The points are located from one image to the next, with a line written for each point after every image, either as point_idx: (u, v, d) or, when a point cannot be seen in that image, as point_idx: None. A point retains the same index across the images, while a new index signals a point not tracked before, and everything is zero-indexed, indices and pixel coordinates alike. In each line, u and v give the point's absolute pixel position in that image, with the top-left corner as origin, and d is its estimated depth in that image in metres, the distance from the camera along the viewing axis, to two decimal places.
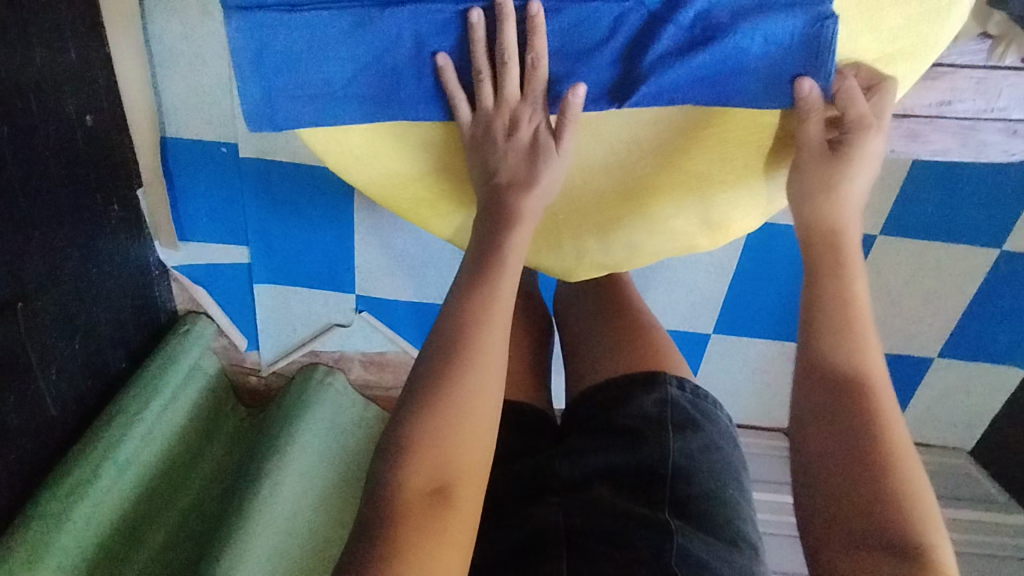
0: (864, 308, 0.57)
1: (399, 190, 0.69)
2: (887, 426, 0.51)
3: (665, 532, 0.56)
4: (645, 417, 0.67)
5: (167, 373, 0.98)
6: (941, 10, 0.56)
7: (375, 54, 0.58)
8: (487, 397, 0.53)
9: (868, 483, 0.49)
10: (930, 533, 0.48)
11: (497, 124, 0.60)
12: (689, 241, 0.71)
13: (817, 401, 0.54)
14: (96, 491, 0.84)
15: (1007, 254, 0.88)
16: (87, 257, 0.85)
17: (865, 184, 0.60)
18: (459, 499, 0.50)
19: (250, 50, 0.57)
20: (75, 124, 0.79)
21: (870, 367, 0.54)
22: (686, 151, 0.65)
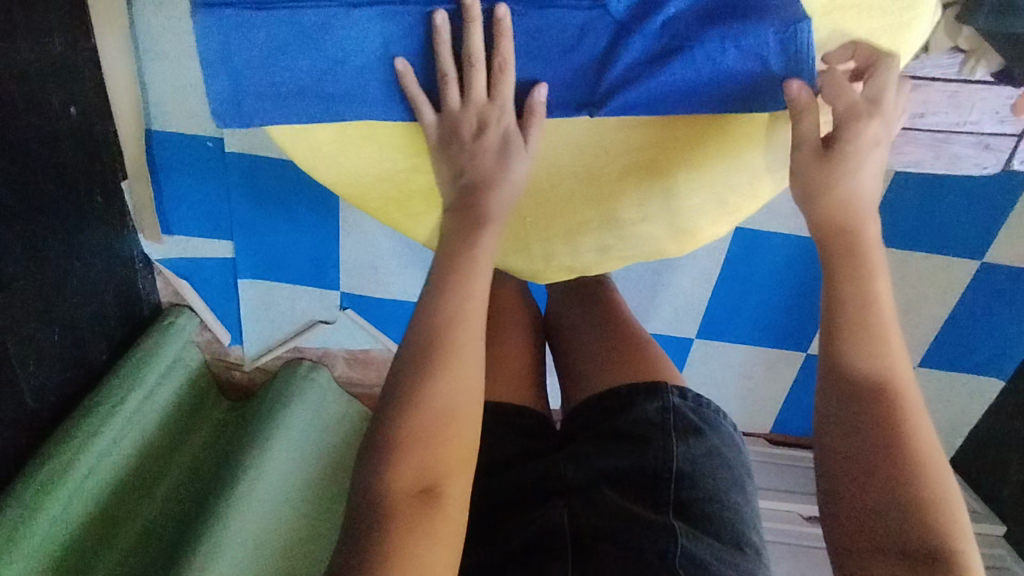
0: (885, 313, 0.56)
1: (365, 190, 0.64)
2: (911, 433, 0.51)
3: (672, 535, 0.55)
4: (649, 422, 0.64)
5: (146, 368, 0.95)
6: (902, 24, 0.56)
7: (338, 56, 0.55)
8: (467, 393, 0.52)
9: (892, 490, 0.49)
10: (955, 536, 0.48)
11: (463, 125, 0.57)
12: (658, 247, 0.69)
13: (839, 406, 0.54)
14: (67, 488, 0.80)
15: (985, 267, 0.94)
16: (68, 248, 0.82)
17: (875, 186, 0.58)
18: (445, 489, 0.49)
19: (215, 49, 0.54)
20: (59, 116, 0.77)
21: (891, 371, 0.54)
22: (662, 158, 0.63)
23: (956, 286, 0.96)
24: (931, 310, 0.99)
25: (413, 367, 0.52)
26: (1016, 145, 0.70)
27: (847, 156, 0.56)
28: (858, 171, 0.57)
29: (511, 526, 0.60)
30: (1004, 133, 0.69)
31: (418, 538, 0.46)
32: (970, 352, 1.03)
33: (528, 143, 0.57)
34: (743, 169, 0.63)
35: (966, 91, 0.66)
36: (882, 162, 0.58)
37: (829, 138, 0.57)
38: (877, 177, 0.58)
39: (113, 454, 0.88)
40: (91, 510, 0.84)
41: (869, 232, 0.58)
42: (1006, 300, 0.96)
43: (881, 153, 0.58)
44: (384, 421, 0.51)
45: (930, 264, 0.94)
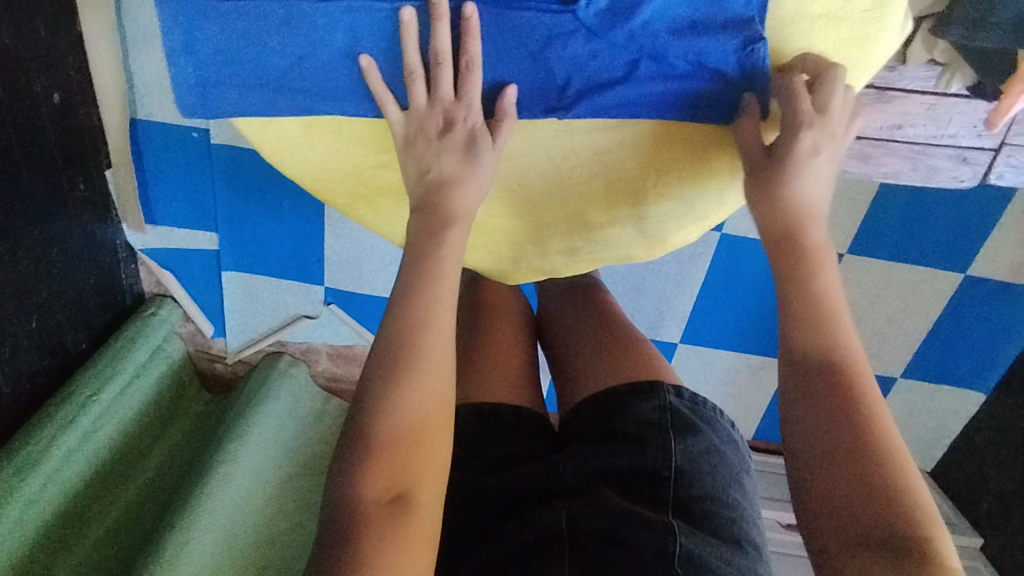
0: (838, 309, 0.54)
1: (329, 184, 0.64)
2: (880, 418, 0.50)
3: (669, 534, 0.53)
4: (645, 423, 0.62)
5: (126, 357, 0.95)
6: (869, 37, 0.57)
7: (301, 51, 0.55)
8: (437, 398, 0.51)
9: (869, 478, 0.47)
10: (926, 525, 0.45)
11: (428, 125, 0.56)
12: (625, 251, 0.69)
13: (810, 394, 0.51)
14: (41, 474, 0.80)
15: (968, 279, 0.94)
16: (47, 235, 0.81)
17: (823, 191, 0.56)
18: (418, 493, 0.48)
19: (178, 36, 0.54)
20: (40, 101, 0.76)
21: (847, 362, 0.52)
22: (631, 164, 0.63)
23: (937, 297, 0.96)
24: (912, 321, 0.99)
25: (381, 377, 0.51)
26: (993, 159, 0.70)
27: (790, 166, 0.55)
28: (801, 177, 0.55)
29: (508, 531, 0.57)
30: (981, 147, 0.69)
31: (390, 547, 0.45)
32: (951, 363, 1.03)
33: (494, 143, 0.57)
34: (713, 176, 0.64)
35: (942, 104, 0.66)
36: (833, 166, 0.56)
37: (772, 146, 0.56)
38: (827, 177, 0.56)
39: (89, 443, 0.88)
40: (66, 497, 0.84)
41: (818, 236, 0.56)
42: (988, 312, 0.96)
43: (828, 161, 0.56)
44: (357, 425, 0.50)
45: (912, 275, 0.94)
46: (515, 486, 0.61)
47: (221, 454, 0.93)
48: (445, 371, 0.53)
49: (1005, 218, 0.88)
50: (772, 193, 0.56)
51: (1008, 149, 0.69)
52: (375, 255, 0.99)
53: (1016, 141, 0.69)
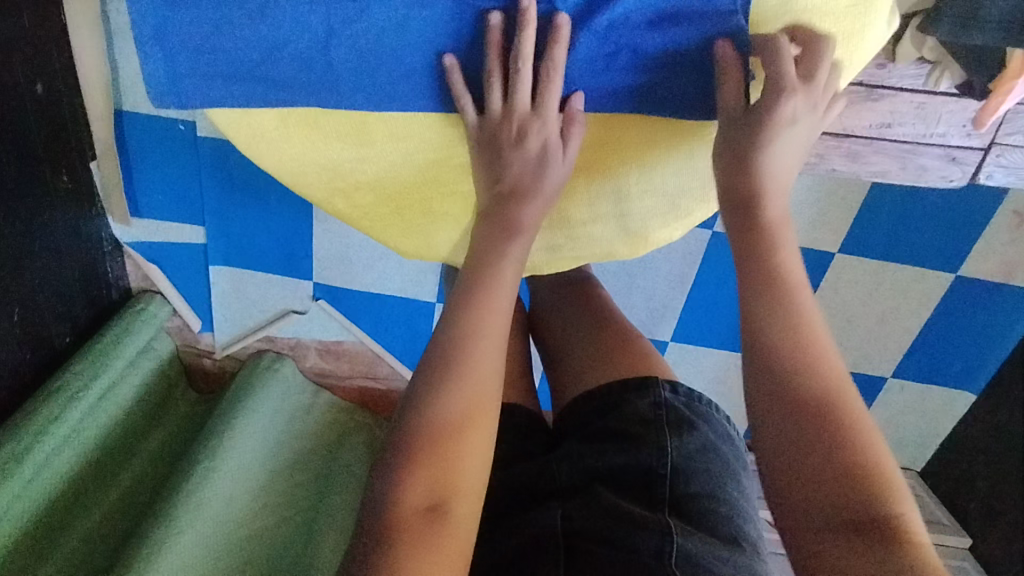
0: (795, 284, 0.52)
1: (303, 177, 0.63)
2: (842, 395, 0.47)
3: (666, 533, 0.51)
4: (639, 420, 0.60)
5: (115, 352, 0.94)
6: (854, 34, 0.56)
7: (275, 37, 0.54)
8: (480, 399, 0.50)
9: (834, 460, 0.45)
10: (895, 502, 0.44)
11: (503, 132, 0.56)
12: (608, 248, 0.68)
13: (770, 373, 0.49)
14: (27, 468, 0.80)
15: (960, 279, 0.93)
16: (30, 226, 0.79)
17: (788, 168, 0.57)
18: (455, 502, 0.46)
19: (152, 27, 0.53)
20: (24, 90, 0.74)
21: (808, 337, 0.50)
22: (615, 159, 0.63)
23: (928, 297, 0.96)
24: (903, 321, 0.99)
25: (430, 376, 0.50)
26: (982, 159, 0.70)
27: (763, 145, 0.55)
28: (773, 155, 0.55)
29: (505, 531, 0.57)
30: (970, 146, 0.69)
31: (420, 554, 0.43)
32: (941, 363, 1.02)
33: (564, 159, 0.57)
34: (696, 172, 0.64)
35: (931, 103, 0.66)
36: (802, 142, 0.57)
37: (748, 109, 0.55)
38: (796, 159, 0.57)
39: (77, 438, 0.88)
40: (52, 494, 0.84)
41: (775, 211, 0.55)
42: (979, 313, 0.96)
43: (799, 140, 0.56)
44: (398, 433, 0.48)
45: (902, 275, 0.94)
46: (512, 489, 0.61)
47: (208, 449, 0.92)
48: (495, 381, 0.51)
49: (996, 218, 0.87)
50: (744, 176, 0.55)
51: (999, 149, 0.68)
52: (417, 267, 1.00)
53: (1007, 141, 0.68)
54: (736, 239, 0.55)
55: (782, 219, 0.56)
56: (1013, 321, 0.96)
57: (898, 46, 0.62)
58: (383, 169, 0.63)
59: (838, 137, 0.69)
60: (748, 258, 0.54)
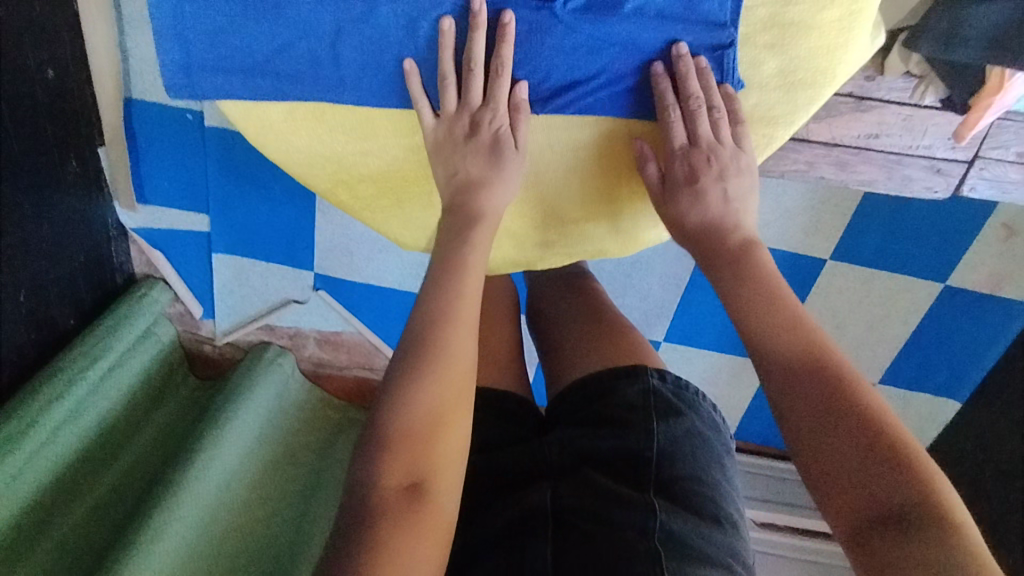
0: (798, 309, 0.53)
1: (310, 169, 0.65)
2: (883, 409, 0.47)
3: (650, 511, 0.53)
4: (628, 405, 0.62)
5: (116, 336, 0.96)
6: (836, 46, 0.57)
7: (284, 33, 0.56)
8: (464, 371, 0.52)
9: (887, 471, 0.44)
10: (933, 491, 0.43)
11: (457, 126, 0.58)
12: (598, 246, 0.70)
13: (804, 390, 0.49)
14: (30, 445, 0.82)
15: (947, 289, 0.95)
16: (37, 210, 0.81)
17: (739, 197, 0.59)
18: (443, 479, 0.49)
19: (169, 19, 0.55)
20: (35, 77, 0.76)
21: (835, 357, 0.50)
22: (610, 161, 0.64)
23: (916, 306, 0.98)
24: (890, 328, 1.01)
25: (404, 374, 0.51)
26: (966, 172, 0.71)
27: (689, 187, 0.58)
28: (705, 192, 0.58)
29: (496, 512, 0.58)
30: (954, 159, 0.70)
31: (409, 526, 0.46)
32: (928, 371, 1.04)
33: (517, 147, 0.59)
34: None
35: (918, 116, 0.68)
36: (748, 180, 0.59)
37: (692, 139, 0.58)
38: (745, 194, 0.59)
39: (75, 420, 0.89)
40: (53, 471, 0.86)
41: (736, 241, 0.57)
42: (965, 323, 0.98)
43: (736, 179, 0.58)
44: (385, 408, 0.50)
45: (891, 282, 0.96)
46: (496, 469, 0.63)
47: (206, 434, 0.94)
48: (469, 365, 0.53)
49: (986, 230, 0.89)
50: (683, 215, 0.59)
51: (982, 162, 0.70)
52: (406, 259, 1.01)
53: (990, 155, 0.70)
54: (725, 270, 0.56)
55: (746, 246, 0.57)
56: (1000, 333, 0.98)
57: (886, 58, 0.64)
58: (385, 164, 0.64)
59: (827, 146, 0.71)
60: (729, 290, 0.55)
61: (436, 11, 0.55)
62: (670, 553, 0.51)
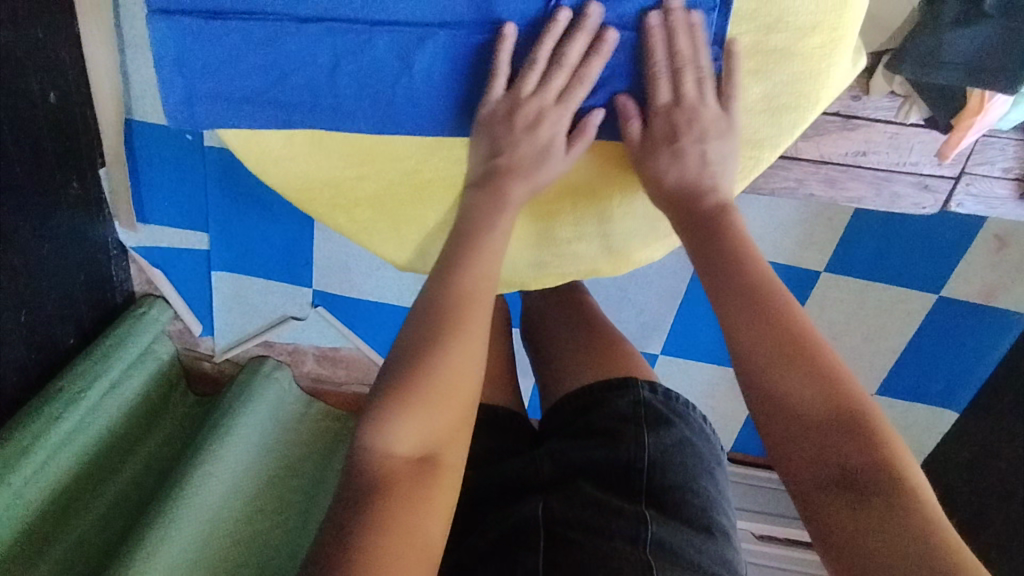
0: (769, 278, 0.54)
1: (308, 195, 0.66)
2: (847, 380, 0.48)
3: (640, 522, 0.53)
4: (619, 417, 0.63)
5: (116, 355, 0.96)
6: (822, 70, 0.58)
7: (281, 65, 0.57)
8: (473, 372, 0.52)
9: (846, 439, 0.46)
10: (886, 452, 0.45)
11: (520, 113, 0.58)
12: (591, 265, 0.70)
13: (773, 360, 0.49)
14: (29, 466, 0.82)
15: (941, 300, 0.96)
16: (38, 232, 0.82)
17: (719, 159, 0.59)
18: (449, 456, 0.50)
19: (170, 53, 0.56)
20: (37, 101, 0.77)
21: (804, 329, 0.51)
22: (603, 182, 0.66)
23: (910, 317, 0.99)
24: (885, 339, 1.01)
25: (393, 398, 0.49)
26: (953, 187, 0.72)
27: (669, 147, 0.59)
28: (685, 153, 0.59)
29: (489, 525, 0.58)
30: (941, 175, 0.71)
31: (411, 509, 0.46)
32: (923, 382, 1.05)
33: (567, 155, 0.60)
34: None
35: (904, 134, 0.69)
36: (729, 152, 0.59)
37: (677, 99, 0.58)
38: (727, 155, 0.59)
39: (75, 438, 0.90)
40: (51, 491, 0.86)
41: (710, 206, 0.59)
42: (959, 334, 0.99)
43: (715, 147, 0.59)
44: (379, 406, 0.49)
45: (884, 294, 0.97)
46: (488, 483, 0.63)
47: (204, 450, 0.95)
48: (468, 382, 0.52)
49: (978, 242, 0.90)
50: (661, 175, 0.60)
51: (968, 178, 0.71)
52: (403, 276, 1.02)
53: (977, 171, 0.71)
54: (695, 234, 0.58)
55: (721, 211, 0.58)
56: (994, 343, 0.99)
57: (870, 79, 0.65)
58: (383, 188, 0.65)
59: (816, 163, 0.72)
60: (701, 254, 0.57)
61: (430, 41, 0.57)
62: (660, 563, 0.51)
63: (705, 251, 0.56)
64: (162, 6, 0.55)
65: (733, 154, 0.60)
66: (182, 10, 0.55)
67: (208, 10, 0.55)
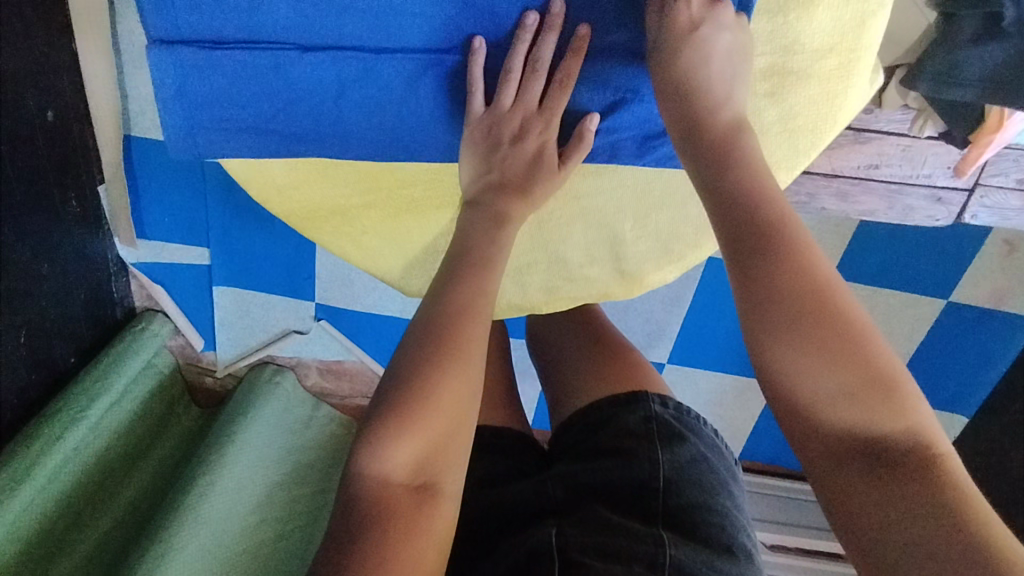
0: (782, 206, 0.48)
1: (315, 221, 0.66)
2: (868, 334, 0.44)
3: (659, 546, 0.52)
4: (630, 434, 0.62)
5: (117, 372, 0.95)
6: (838, 93, 0.58)
7: (287, 94, 0.56)
8: (468, 387, 0.50)
9: (868, 407, 0.43)
10: (909, 413, 0.43)
11: (504, 127, 0.56)
12: (603, 289, 0.69)
13: (791, 317, 0.44)
14: (28, 490, 0.81)
15: (951, 305, 0.95)
16: (38, 251, 0.80)
17: (724, 69, 0.52)
18: (447, 483, 0.48)
19: (171, 85, 0.55)
20: (34, 119, 0.75)
21: (823, 273, 0.45)
22: (614, 206, 0.65)
23: (920, 324, 0.98)
24: (895, 345, 1.00)
25: (391, 425, 0.47)
26: (967, 200, 0.71)
27: (693, 45, 0.52)
28: (708, 39, 0.52)
29: (501, 552, 0.56)
30: (955, 188, 0.71)
31: (407, 540, 0.45)
32: (933, 387, 1.04)
33: (557, 169, 0.59)
34: (688, 219, 0.66)
35: (916, 147, 0.68)
36: (739, 51, 0.53)
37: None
38: (740, 64, 0.53)
39: (75, 458, 0.89)
40: (51, 513, 0.84)
41: (724, 124, 0.51)
42: (970, 338, 0.98)
43: (731, 29, 0.53)
44: (374, 431, 0.47)
45: (894, 300, 0.96)
46: (498, 505, 0.62)
47: (207, 464, 0.93)
48: (471, 402, 0.50)
49: (987, 247, 0.89)
50: (670, 73, 0.53)
51: (982, 190, 0.70)
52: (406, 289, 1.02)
53: (991, 182, 0.70)
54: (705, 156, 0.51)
55: (734, 129, 0.51)
56: (1003, 348, 0.98)
57: (883, 93, 0.65)
58: (388, 214, 0.65)
59: (826, 176, 0.71)
60: (709, 178, 0.50)
61: (436, 67, 0.56)
62: None
63: (715, 175, 0.49)
64: (162, 36, 0.54)
65: (737, 49, 0.53)
66: (182, 39, 0.54)
67: (209, 39, 0.54)
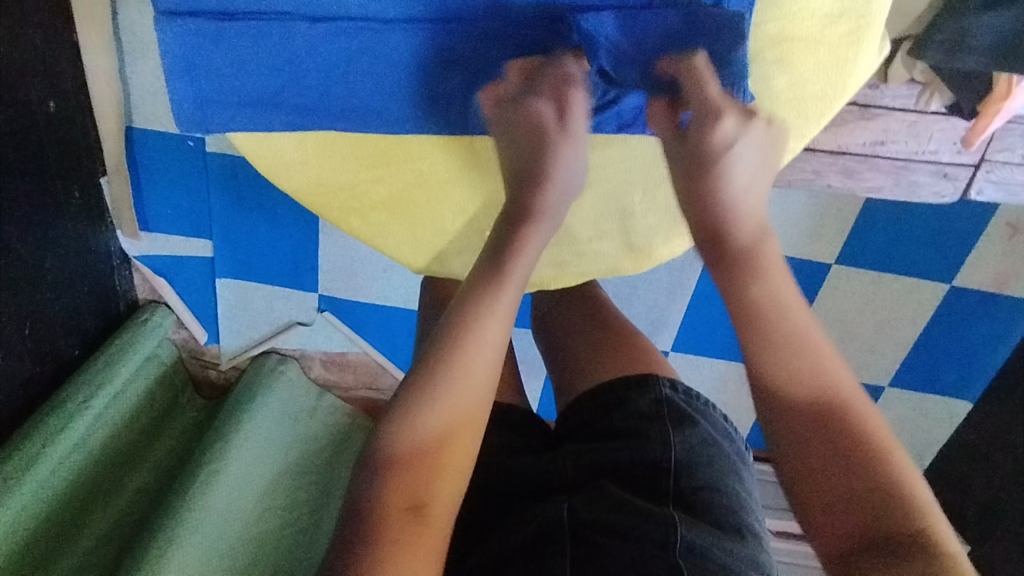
0: (795, 316, 0.55)
1: (325, 198, 0.66)
2: (875, 435, 0.50)
3: (669, 524, 0.52)
4: (643, 417, 0.62)
5: (120, 363, 0.95)
6: (844, 61, 0.58)
7: (294, 66, 0.56)
8: (478, 396, 0.52)
9: (876, 498, 0.48)
10: (927, 518, 0.47)
11: (523, 118, 0.57)
12: (611, 265, 0.70)
13: (806, 413, 0.51)
14: (33, 480, 0.80)
15: (954, 289, 0.95)
16: (42, 241, 0.79)
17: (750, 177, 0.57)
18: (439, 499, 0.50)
19: (178, 56, 0.55)
20: (37, 110, 0.75)
21: (834, 379, 0.53)
22: (623, 177, 0.66)
23: (924, 308, 0.98)
24: (900, 329, 1.00)
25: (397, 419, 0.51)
26: (972, 175, 0.71)
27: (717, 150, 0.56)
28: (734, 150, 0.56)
29: (509, 529, 0.56)
30: (961, 163, 0.71)
31: (409, 546, 0.47)
32: (939, 372, 1.04)
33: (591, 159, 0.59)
34: None
35: (923, 122, 0.68)
36: (764, 164, 0.58)
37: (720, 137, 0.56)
38: (762, 177, 0.58)
39: (79, 451, 0.88)
40: (58, 502, 0.84)
41: (748, 234, 0.57)
42: (975, 321, 0.98)
43: (751, 145, 0.57)
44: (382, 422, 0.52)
45: (898, 284, 0.96)
46: (507, 486, 0.61)
47: (210, 456, 0.93)
48: (483, 404, 0.52)
49: (988, 230, 0.89)
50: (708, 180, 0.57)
51: (988, 166, 0.70)
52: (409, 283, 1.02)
53: (996, 158, 0.70)
54: (726, 262, 0.57)
55: (757, 239, 0.57)
56: (1007, 331, 0.98)
57: (889, 68, 0.65)
58: (396, 189, 0.66)
59: (833, 154, 0.71)
60: (734, 292, 0.56)
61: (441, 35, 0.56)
62: (689, 566, 0.49)
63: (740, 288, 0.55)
64: (170, 8, 0.54)
65: (764, 155, 0.58)
66: (191, 11, 0.54)
67: (219, 11, 0.54)
